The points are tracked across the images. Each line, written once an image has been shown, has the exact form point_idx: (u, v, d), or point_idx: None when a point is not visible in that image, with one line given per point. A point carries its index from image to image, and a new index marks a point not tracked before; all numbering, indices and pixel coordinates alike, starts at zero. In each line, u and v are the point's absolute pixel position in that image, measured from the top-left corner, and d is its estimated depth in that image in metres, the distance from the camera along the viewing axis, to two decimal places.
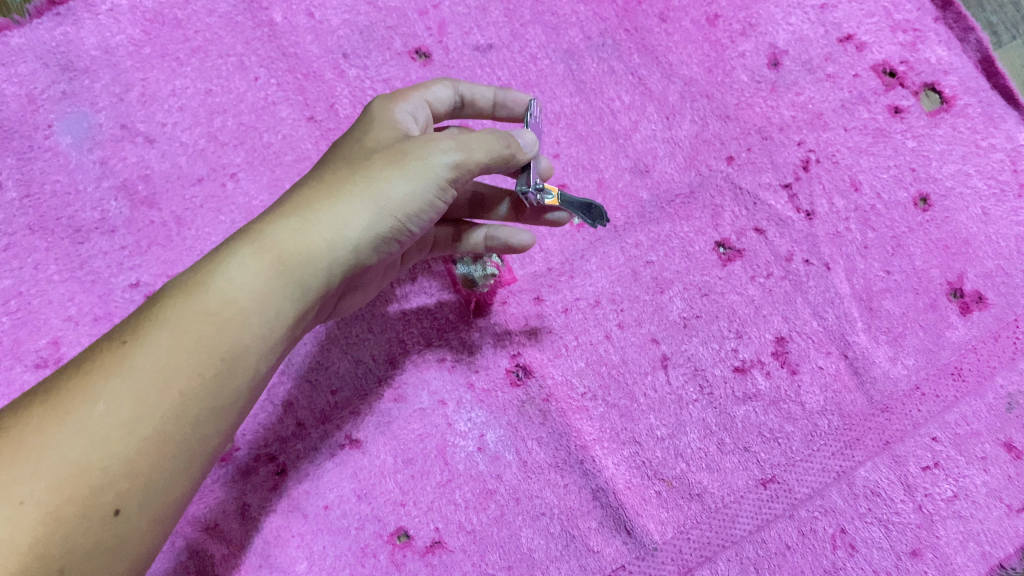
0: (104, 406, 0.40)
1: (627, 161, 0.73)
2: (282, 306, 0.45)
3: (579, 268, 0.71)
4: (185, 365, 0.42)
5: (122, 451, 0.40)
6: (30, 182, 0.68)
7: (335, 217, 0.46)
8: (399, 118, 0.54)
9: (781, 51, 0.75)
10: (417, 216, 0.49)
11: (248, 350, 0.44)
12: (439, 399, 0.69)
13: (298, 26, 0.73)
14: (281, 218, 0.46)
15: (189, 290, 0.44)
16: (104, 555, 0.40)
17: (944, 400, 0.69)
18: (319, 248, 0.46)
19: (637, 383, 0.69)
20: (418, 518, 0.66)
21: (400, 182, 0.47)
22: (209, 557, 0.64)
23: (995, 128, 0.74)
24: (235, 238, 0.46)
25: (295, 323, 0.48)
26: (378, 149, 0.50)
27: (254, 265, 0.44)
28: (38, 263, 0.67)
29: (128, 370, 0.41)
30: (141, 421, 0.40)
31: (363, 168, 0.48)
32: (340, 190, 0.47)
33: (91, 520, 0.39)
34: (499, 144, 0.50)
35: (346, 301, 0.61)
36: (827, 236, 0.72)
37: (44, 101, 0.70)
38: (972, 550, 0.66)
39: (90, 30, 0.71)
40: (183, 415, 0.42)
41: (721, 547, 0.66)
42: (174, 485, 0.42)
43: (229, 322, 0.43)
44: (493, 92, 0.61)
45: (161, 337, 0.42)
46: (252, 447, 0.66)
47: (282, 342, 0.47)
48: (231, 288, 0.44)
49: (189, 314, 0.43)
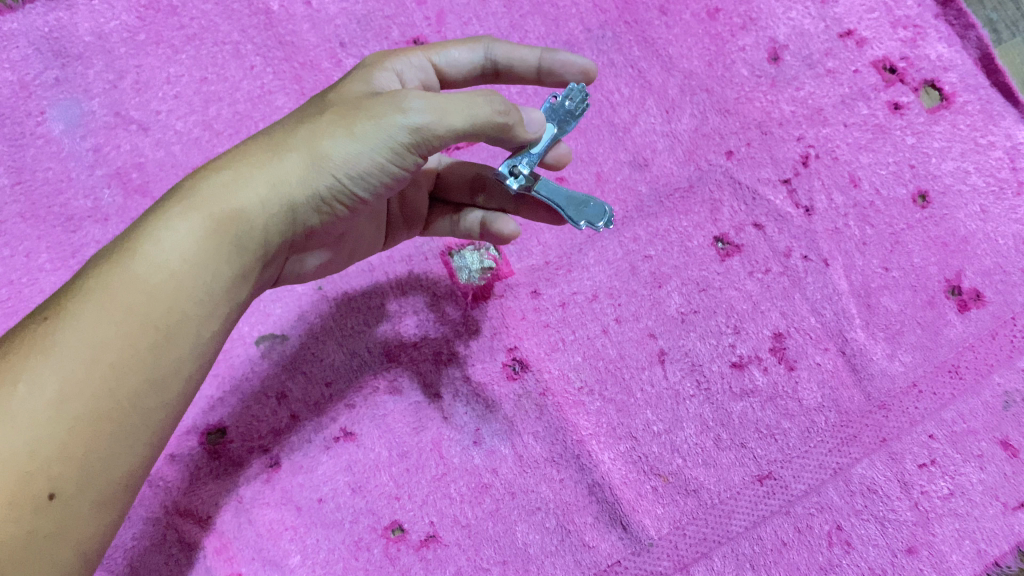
0: (25, 388, 0.39)
1: (626, 155, 0.73)
2: (218, 270, 0.45)
3: (577, 262, 0.71)
4: (114, 334, 0.41)
5: (49, 428, 0.39)
6: (23, 169, 0.67)
7: (272, 179, 0.46)
8: (383, 78, 0.52)
9: (781, 46, 0.75)
10: (366, 179, 0.47)
11: (185, 316, 0.43)
12: (435, 392, 0.68)
13: (295, 14, 0.73)
14: (218, 181, 0.46)
15: (122, 257, 0.43)
16: (44, 542, 0.39)
17: (941, 398, 0.69)
18: (256, 209, 0.45)
19: (634, 378, 0.69)
20: (412, 512, 0.66)
21: (347, 141, 0.45)
22: (201, 550, 0.63)
23: (994, 125, 0.74)
24: (170, 205, 0.45)
25: (240, 288, 0.47)
26: (333, 107, 0.48)
27: (186, 227, 0.44)
28: (30, 250, 0.66)
29: (54, 342, 0.40)
30: (70, 395, 0.40)
31: (311, 127, 0.47)
32: (282, 149, 0.46)
33: (23, 504, 0.38)
34: (488, 109, 0.46)
35: (296, 265, 0.56)
36: (826, 231, 0.71)
37: (37, 88, 0.69)
38: (968, 548, 0.66)
39: (84, 16, 0.70)
40: (116, 387, 0.41)
41: (717, 543, 0.66)
42: (116, 466, 0.42)
43: (161, 285, 0.43)
44: (538, 53, 0.56)
45: (90, 306, 0.41)
46: (244, 439, 0.66)
47: (228, 310, 0.47)
48: (164, 251, 0.43)
49: (120, 280, 0.42)
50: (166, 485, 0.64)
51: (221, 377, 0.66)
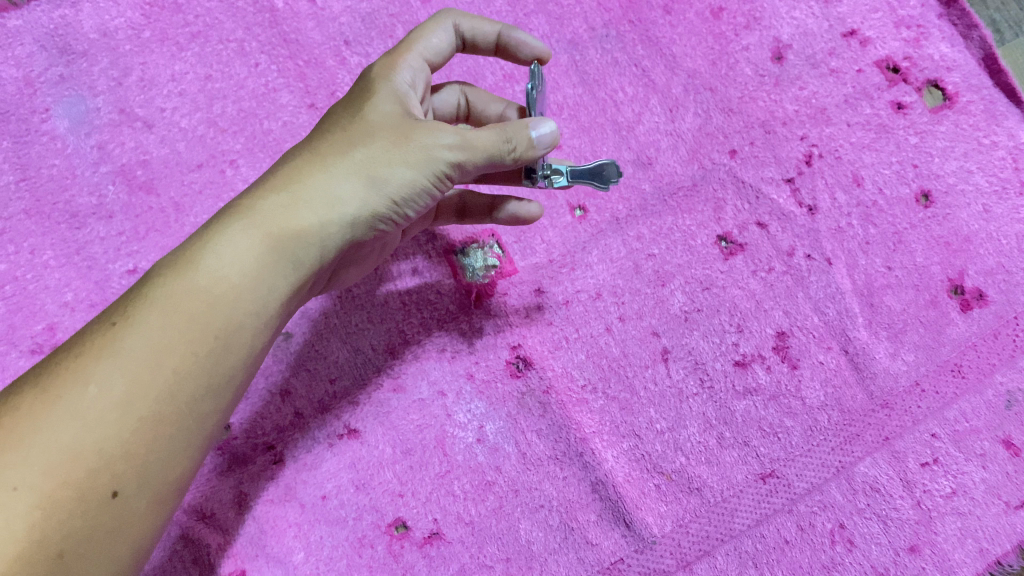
0: (95, 389, 0.41)
1: (629, 154, 0.73)
2: (275, 284, 0.46)
3: (581, 260, 0.71)
4: (177, 345, 0.43)
5: (117, 433, 0.41)
6: (27, 165, 0.68)
7: (324, 198, 0.46)
8: (398, 88, 0.52)
9: (784, 45, 0.75)
10: (412, 201, 0.49)
11: (242, 326, 0.45)
12: (439, 390, 0.68)
13: (299, 12, 0.73)
14: (273, 194, 0.46)
15: (181, 269, 0.44)
16: (104, 537, 0.41)
17: (943, 397, 0.69)
18: (312, 226, 0.46)
19: (637, 376, 0.69)
20: (415, 509, 0.66)
21: (396, 165, 0.47)
22: (206, 546, 0.64)
23: (997, 125, 0.74)
24: (225, 215, 0.46)
25: (292, 299, 0.48)
26: (376, 124, 0.48)
27: (243, 243, 0.45)
28: (34, 247, 0.66)
29: (120, 350, 0.42)
30: (135, 401, 0.41)
31: (358, 146, 0.47)
32: (333, 166, 0.47)
33: (88, 503, 0.40)
34: (506, 144, 0.48)
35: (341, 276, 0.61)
36: (829, 231, 0.71)
37: (42, 85, 0.69)
38: (970, 547, 0.66)
39: (89, 13, 0.70)
40: (177, 395, 0.43)
41: (720, 541, 0.66)
42: (172, 466, 0.43)
43: (221, 300, 0.44)
44: (497, 28, 0.59)
45: (153, 317, 0.43)
46: (248, 435, 0.66)
47: (277, 318, 0.48)
48: (223, 266, 0.44)
49: (181, 293, 0.43)
50: None
51: None
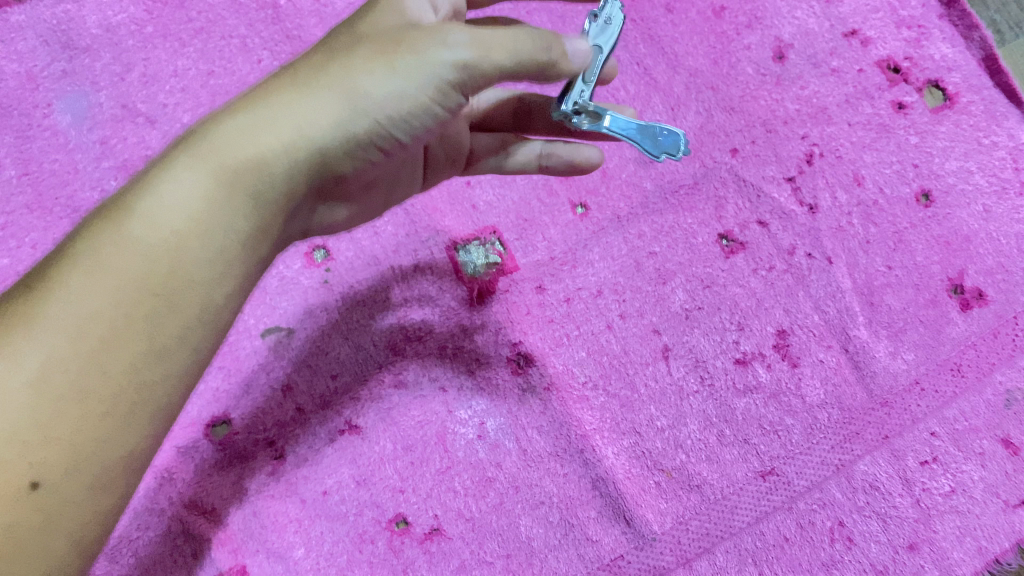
0: (20, 364, 0.42)
1: (631, 152, 0.73)
2: (231, 221, 0.47)
3: (582, 258, 0.71)
4: (102, 312, 0.43)
5: (34, 414, 0.42)
6: (29, 160, 0.68)
7: (296, 115, 0.47)
8: (413, 4, 0.53)
9: (786, 45, 0.75)
10: (409, 120, 0.48)
11: (191, 282, 0.46)
12: (440, 386, 0.68)
13: (302, 9, 0.73)
14: (226, 121, 0.47)
15: (111, 225, 0.46)
16: (39, 521, 0.42)
17: (943, 395, 0.69)
18: (274, 149, 0.47)
19: (638, 373, 0.69)
20: (416, 505, 0.66)
21: (387, 76, 0.47)
22: (205, 541, 0.64)
23: (997, 126, 0.74)
24: (181, 146, 0.48)
25: (260, 243, 0.49)
26: (369, 36, 0.49)
27: (194, 174, 0.46)
28: (35, 242, 0.66)
29: (43, 321, 0.43)
30: (53, 377, 0.42)
31: (343, 58, 0.48)
32: (307, 84, 0.48)
33: (6, 489, 0.41)
34: (541, 46, 0.48)
35: (326, 213, 0.59)
36: (829, 230, 0.72)
37: (44, 80, 0.69)
38: (969, 545, 0.66)
39: (93, 9, 0.70)
40: (107, 364, 0.44)
41: (720, 538, 0.66)
42: (109, 448, 0.44)
43: (153, 258, 0.45)
44: None
45: (75, 286, 0.44)
46: (249, 431, 0.66)
47: (237, 278, 0.48)
48: (170, 202, 0.46)
49: (110, 251, 0.44)
50: (173, 477, 0.64)
51: (227, 369, 0.66)
